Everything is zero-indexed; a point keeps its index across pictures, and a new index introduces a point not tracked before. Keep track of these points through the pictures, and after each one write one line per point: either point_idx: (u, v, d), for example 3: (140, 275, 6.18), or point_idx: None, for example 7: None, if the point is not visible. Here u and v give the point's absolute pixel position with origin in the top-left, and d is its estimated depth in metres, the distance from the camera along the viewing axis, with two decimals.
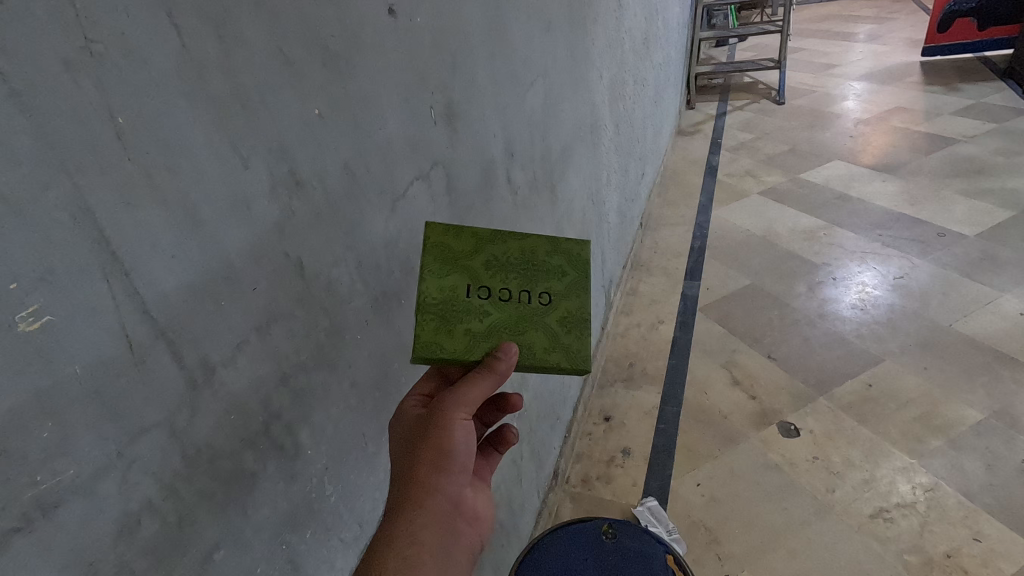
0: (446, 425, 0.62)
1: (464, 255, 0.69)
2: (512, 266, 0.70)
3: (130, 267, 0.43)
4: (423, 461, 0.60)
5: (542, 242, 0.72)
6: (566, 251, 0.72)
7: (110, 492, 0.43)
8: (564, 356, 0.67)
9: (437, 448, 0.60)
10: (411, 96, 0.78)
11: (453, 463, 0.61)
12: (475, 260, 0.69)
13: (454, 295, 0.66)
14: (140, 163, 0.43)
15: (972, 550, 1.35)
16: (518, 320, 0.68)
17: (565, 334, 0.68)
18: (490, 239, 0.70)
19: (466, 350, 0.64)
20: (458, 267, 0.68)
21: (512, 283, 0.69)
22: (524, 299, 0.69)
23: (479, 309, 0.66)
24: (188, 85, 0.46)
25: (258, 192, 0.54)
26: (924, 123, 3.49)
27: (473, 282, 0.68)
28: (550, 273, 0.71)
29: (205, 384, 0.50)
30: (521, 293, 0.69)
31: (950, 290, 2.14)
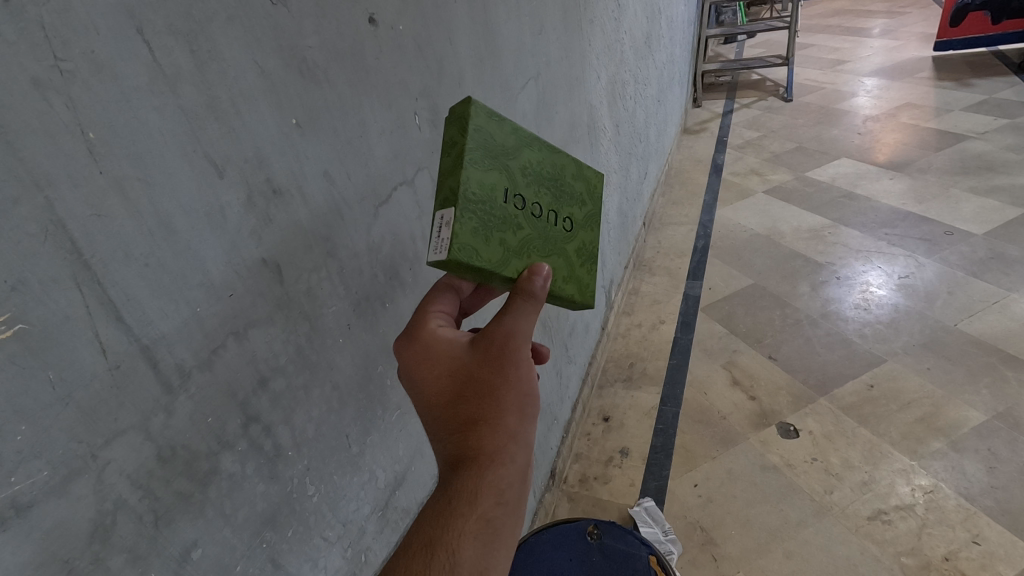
0: (523, 364, 0.58)
1: (505, 152, 0.65)
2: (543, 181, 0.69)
3: (103, 276, 0.45)
4: (507, 412, 0.56)
5: (568, 165, 0.74)
6: (585, 180, 0.76)
7: (84, 492, 0.45)
8: (575, 288, 0.72)
9: (520, 392, 0.57)
10: (394, 102, 0.79)
11: (531, 408, 0.58)
12: (513, 162, 0.65)
13: (493, 194, 0.62)
14: (112, 176, 0.45)
15: (971, 553, 1.34)
16: (549, 242, 0.69)
17: (578, 268, 0.73)
18: (526, 143, 0.68)
19: (501, 263, 0.61)
20: (500, 165, 0.63)
21: (544, 203, 0.69)
22: (550, 221, 0.69)
23: (518, 226, 0.64)
24: (160, 99, 0.48)
25: (235, 200, 0.56)
26: (934, 119, 3.44)
27: (512, 189, 0.64)
28: (573, 199, 0.74)
29: (181, 388, 0.52)
30: (550, 213, 0.70)
31: (956, 290, 2.12)
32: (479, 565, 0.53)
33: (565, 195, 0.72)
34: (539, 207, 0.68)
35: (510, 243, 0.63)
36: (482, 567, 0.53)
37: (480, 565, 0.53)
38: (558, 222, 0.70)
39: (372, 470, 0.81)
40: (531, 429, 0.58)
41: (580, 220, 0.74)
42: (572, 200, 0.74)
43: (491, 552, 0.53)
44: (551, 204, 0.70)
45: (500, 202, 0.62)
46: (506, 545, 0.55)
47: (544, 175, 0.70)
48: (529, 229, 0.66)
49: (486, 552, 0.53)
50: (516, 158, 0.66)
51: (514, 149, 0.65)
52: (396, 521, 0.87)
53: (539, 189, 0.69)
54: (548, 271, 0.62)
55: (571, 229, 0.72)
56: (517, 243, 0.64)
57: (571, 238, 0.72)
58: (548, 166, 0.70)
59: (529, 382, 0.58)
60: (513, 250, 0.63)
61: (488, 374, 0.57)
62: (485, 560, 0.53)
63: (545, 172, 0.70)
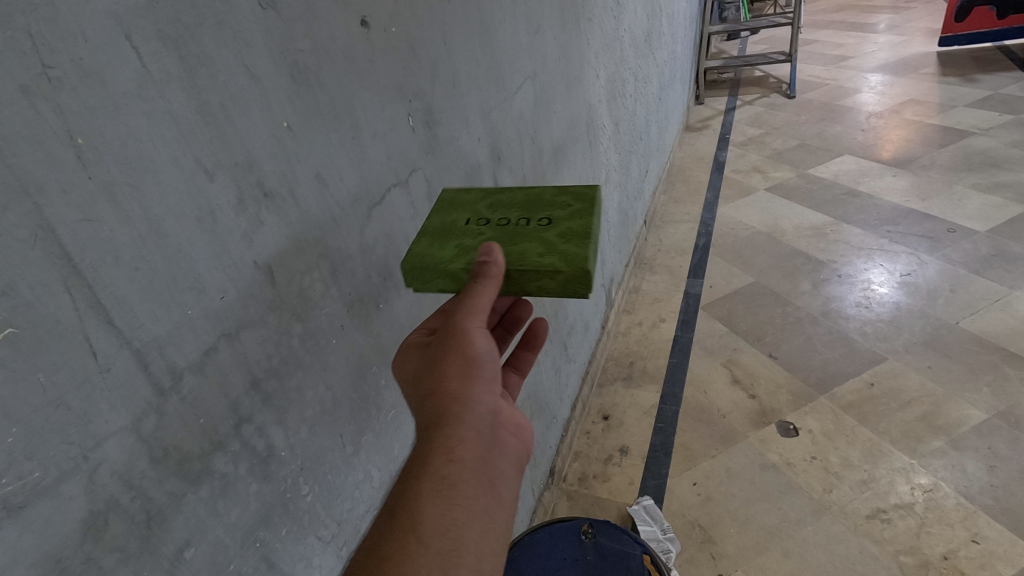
0: (467, 333, 0.62)
1: (475, 202, 0.80)
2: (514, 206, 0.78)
3: (93, 279, 0.45)
4: (453, 378, 0.59)
5: (548, 191, 0.80)
6: (571, 193, 0.79)
7: (75, 493, 0.45)
8: (560, 258, 0.66)
9: (465, 359, 0.61)
10: (387, 104, 0.80)
11: (480, 373, 0.61)
12: (481, 205, 0.80)
13: (453, 224, 0.76)
14: (101, 181, 0.45)
15: (971, 552, 1.33)
16: (516, 235, 0.71)
17: (564, 246, 0.68)
18: (498, 193, 0.82)
19: (450, 257, 0.69)
20: (465, 210, 0.79)
21: (513, 216, 0.76)
22: (519, 223, 0.74)
23: (477, 233, 0.73)
24: (149, 104, 0.48)
25: (226, 203, 0.56)
26: (938, 115, 3.42)
27: (476, 219, 0.77)
28: (553, 207, 0.76)
29: (173, 389, 0.52)
30: (521, 221, 0.74)
31: (959, 288, 2.10)
32: (441, 523, 0.53)
33: (540, 207, 0.77)
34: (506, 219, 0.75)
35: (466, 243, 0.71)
36: (445, 526, 0.53)
37: (443, 524, 0.53)
38: (529, 223, 0.74)
39: (366, 470, 0.81)
40: (486, 393, 0.60)
41: (564, 216, 0.74)
42: (550, 208, 0.76)
43: (454, 511, 0.54)
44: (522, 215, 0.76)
45: (458, 226, 0.76)
46: (472, 506, 0.55)
47: (514, 203, 0.79)
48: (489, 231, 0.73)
49: (447, 510, 0.54)
50: (483, 202, 0.81)
51: (481, 199, 0.82)
52: None
53: (507, 211, 0.77)
54: (496, 248, 0.65)
55: (546, 223, 0.73)
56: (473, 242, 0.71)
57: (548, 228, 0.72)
58: (519, 197, 0.80)
59: (476, 349, 0.61)
60: (467, 245, 0.71)
61: (435, 351, 0.62)
62: (447, 518, 0.53)
63: (516, 201, 0.79)
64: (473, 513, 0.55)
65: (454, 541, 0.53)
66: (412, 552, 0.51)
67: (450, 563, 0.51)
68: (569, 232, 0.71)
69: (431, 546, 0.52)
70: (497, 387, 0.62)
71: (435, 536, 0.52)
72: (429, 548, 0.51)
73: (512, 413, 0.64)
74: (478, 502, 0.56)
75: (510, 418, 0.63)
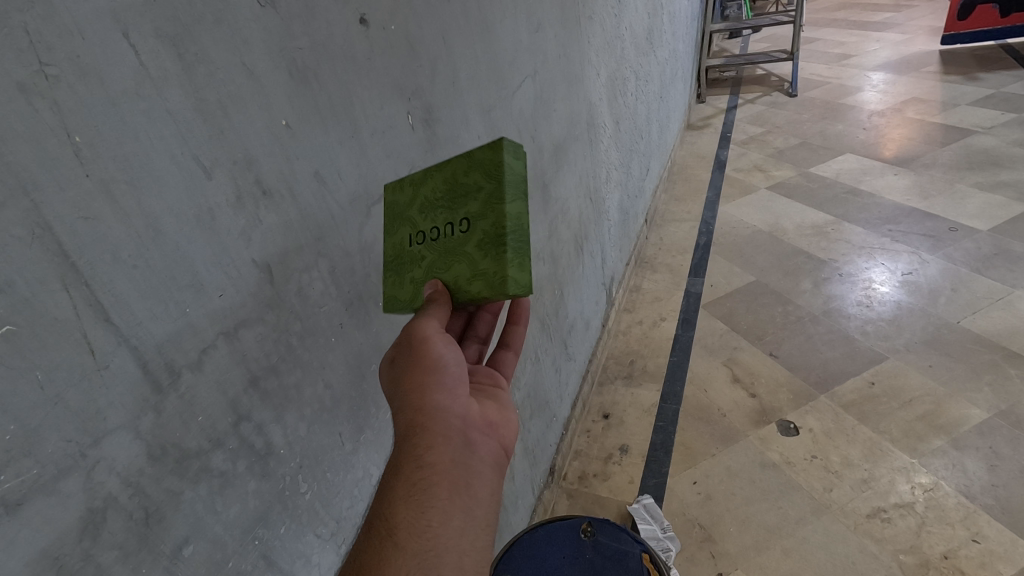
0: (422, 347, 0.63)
1: (407, 204, 0.71)
2: (438, 199, 0.68)
3: (91, 278, 0.45)
4: (413, 391, 0.61)
5: (459, 162, 0.66)
6: (480, 162, 0.65)
7: (73, 491, 0.45)
8: (484, 285, 0.63)
9: (423, 370, 0.62)
10: (386, 102, 0.80)
11: (439, 381, 0.62)
12: (412, 208, 0.70)
13: (401, 247, 0.71)
14: (99, 179, 0.45)
15: (971, 551, 1.33)
16: (446, 255, 0.66)
17: (485, 262, 0.63)
18: (422, 181, 0.70)
19: (413, 299, 0.68)
20: (404, 220, 0.71)
21: (440, 217, 0.67)
22: (446, 232, 0.66)
23: (419, 259, 0.68)
24: (146, 102, 0.48)
25: (224, 201, 0.56)
26: (941, 113, 3.41)
27: (414, 233, 0.70)
28: (468, 194, 0.65)
29: (171, 387, 0.52)
30: (446, 226, 0.66)
31: (960, 287, 2.10)
32: (415, 526, 0.56)
33: (459, 192, 0.66)
34: (435, 227, 0.67)
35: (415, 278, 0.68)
36: (421, 529, 0.56)
37: (419, 527, 0.56)
38: (455, 229, 0.66)
39: (365, 468, 0.81)
40: (449, 400, 0.62)
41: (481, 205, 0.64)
42: (466, 196, 0.65)
43: (428, 513, 0.56)
44: (448, 215, 0.67)
45: (403, 253, 0.70)
46: (449, 505, 0.57)
47: (438, 195, 0.68)
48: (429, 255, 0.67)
49: (422, 514, 0.56)
50: (414, 200, 0.70)
51: (411, 196, 0.71)
52: None
53: (434, 210, 0.68)
54: (434, 285, 0.65)
55: (470, 225, 0.65)
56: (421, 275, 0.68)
57: (473, 234, 0.64)
58: (440, 182, 0.68)
59: (434, 358, 0.63)
60: (418, 283, 0.67)
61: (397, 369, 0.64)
62: (423, 520, 0.56)
63: (438, 190, 0.68)
64: (450, 513, 0.57)
65: (432, 542, 0.55)
66: (391, 558, 0.54)
67: (429, 563, 0.54)
68: (493, 232, 0.63)
69: (410, 550, 0.54)
70: (462, 391, 0.64)
71: (411, 539, 0.55)
72: (407, 552, 0.54)
73: (485, 412, 0.66)
74: (454, 501, 0.58)
75: (482, 418, 0.65)
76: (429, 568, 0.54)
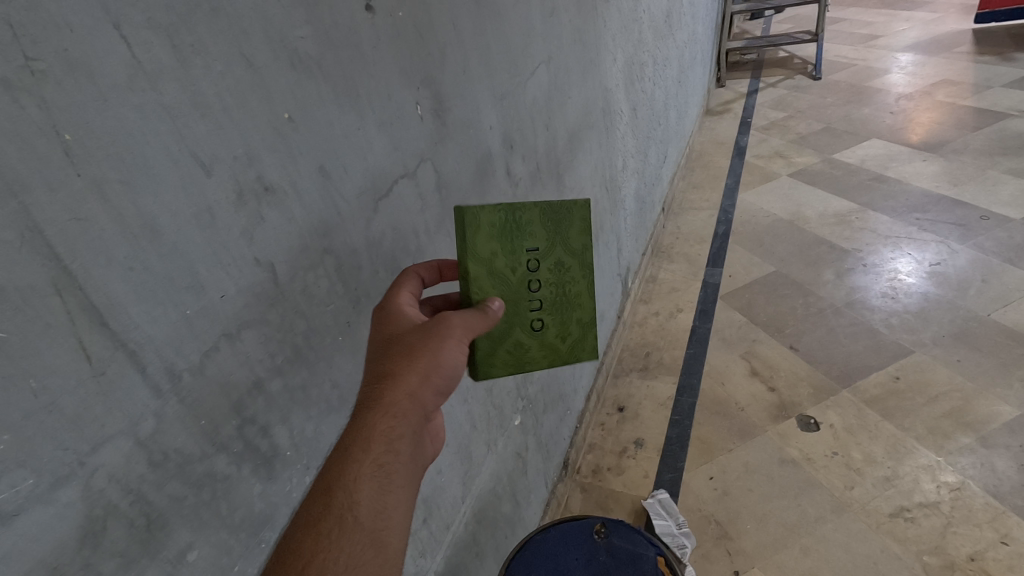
0: (441, 346, 0.62)
1: (565, 244, 0.79)
2: (559, 288, 0.80)
3: (85, 281, 0.44)
4: (413, 380, 0.60)
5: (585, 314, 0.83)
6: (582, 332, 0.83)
7: (72, 499, 0.44)
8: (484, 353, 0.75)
9: (429, 368, 0.61)
10: (393, 93, 0.77)
11: (436, 384, 0.62)
12: (558, 253, 0.79)
13: (524, 236, 0.75)
14: (91, 178, 0.44)
15: (999, 553, 1.29)
16: (512, 307, 0.76)
17: (499, 351, 0.76)
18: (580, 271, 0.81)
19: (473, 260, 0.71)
20: (548, 240, 0.78)
21: (542, 292, 0.78)
22: (528, 307, 0.77)
23: (511, 265, 0.74)
24: (140, 96, 0.46)
25: (224, 199, 0.54)
26: (973, 96, 3.28)
27: (540, 255, 0.77)
28: (560, 324, 0.81)
29: (171, 391, 0.51)
30: (533, 300, 0.78)
31: (991, 278, 2.02)
32: (376, 506, 0.56)
33: (554, 314, 0.80)
34: (528, 286, 0.77)
35: (499, 265, 0.73)
36: (379, 509, 0.56)
37: (378, 507, 0.56)
38: (525, 312, 0.77)
39: None
40: (431, 399, 0.62)
41: (543, 340, 0.79)
42: (557, 321, 0.80)
43: (387, 495, 0.57)
44: (539, 300, 0.78)
45: (517, 245, 0.75)
46: (403, 494, 0.58)
47: (557, 283, 0.79)
48: (509, 284, 0.75)
49: (381, 496, 0.57)
50: (568, 257, 0.80)
51: (569, 249, 0.80)
52: None
53: (546, 283, 0.78)
54: (496, 305, 0.70)
55: (528, 335, 0.78)
56: (496, 274, 0.73)
57: (526, 333, 0.78)
58: (574, 285, 0.81)
59: (444, 365, 0.62)
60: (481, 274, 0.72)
61: (390, 352, 0.62)
62: (380, 502, 0.56)
63: (563, 286, 0.80)
64: (403, 502, 0.58)
65: (385, 523, 0.56)
66: (349, 530, 0.54)
67: (379, 543, 0.55)
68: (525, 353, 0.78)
69: (365, 527, 0.55)
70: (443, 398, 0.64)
71: (371, 519, 0.56)
72: (362, 528, 0.55)
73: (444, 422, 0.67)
74: (409, 492, 0.59)
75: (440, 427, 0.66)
76: (379, 548, 0.55)
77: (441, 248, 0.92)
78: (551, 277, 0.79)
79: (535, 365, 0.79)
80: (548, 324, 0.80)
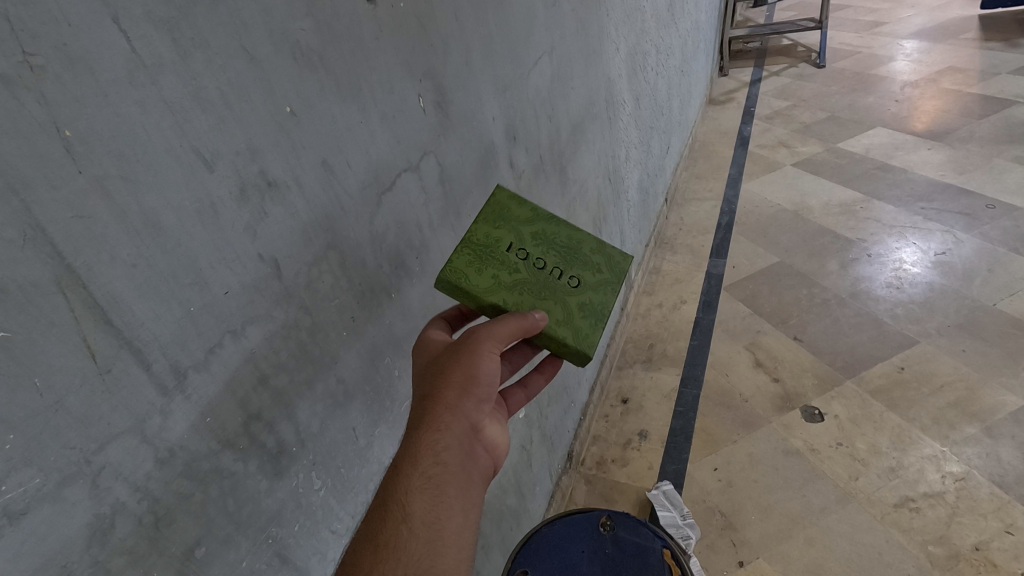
0: (474, 357, 0.66)
1: (520, 219, 0.81)
2: (556, 244, 0.81)
3: (89, 280, 0.44)
4: (451, 393, 0.64)
5: (589, 241, 0.84)
6: (606, 254, 0.84)
7: (79, 497, 0.44)
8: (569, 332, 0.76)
9: (466, 381, 0.65)
10: (396, 85, 0.76)
11: (475, 393, 0.66)
12: (528, 226, 0.81)
13: (497, 243, 0.78)
14: (93, 176, 0.43)
15: (1004, 543, 1.29)
16: (545, 290, 0.77)
17: (578, 319, 0.77)
18: (550, 218, 0.83)
19: (486, 292, 0.73)
20: (509, 226, 0.80)
21: (551, 261, 0.80)
22: (554, 277, 0.79)
23: (513, 265, 0.77)
24: (141, 92, 0.46)
25: (227, 195, 0.54)
26: (979, 83, 3.25)
27: (518, 243, 0.79)
28: (586, 265, 0.82)
29: (177, 389, 0.51)
30: (554, 270, 0.79)
31: (997, 267, 2.01)
32: (427, 515, 0.59)
33: (573, 263, 0.81)
34: (539, 268, 0.78)
35: (507, 280, 0.75)
36: (432, 519, 0.60)
37: (431, 517, 0.60)
38: (558, 282, 0.78)
39: (380, 461, 0.80)
40: (473, 410, 0.66)
41: (592, 284, 0.80)
42: (582, 265, 0.82)
43: (440, 504, 0.60)
44: (557, 268, 0.79)
45: (500, 253, 0.77)
46: (453, 501, 0.62)
47: (550, 245, 0.81)
48: (528, 281, 0.76)
49: (432, 505, 0.60)
50: (534, 220, 0.82)
51: (529, 217, 0.81)
52: None
53: (545, 253, 0.80)
54: (540, 316, 0.71)
55: (577, 293, 0.79)
56: (512, 284, 0.75)
57: (580, 294, 0.79)
58: (559, 234, 0.82)
59: (480, 376, 0.66)
60: (504, 290, 0.75)
61: (431, 375, 0.67)
62: (433, 510, 0.60)
63: (556, 242, 0.81)
64: (455, 510, 0.62)
65: (440, 532, 0.59)
66: (406, 541, 0.58)
67: (436, 549, 0.58)
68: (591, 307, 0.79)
69: (420, 536, 0.58)
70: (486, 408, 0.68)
71: (425, 527, 0.59)
72: (418, 536, 0.58)
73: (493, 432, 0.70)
74: (459, 499, 0.62)
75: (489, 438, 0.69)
76: (435, 556, 0.58)
77: (445, 242, 0.91)
78: (541, 245, 0.80)
79: (610, 302, 0.80)
80: (581, 273, 0.81)
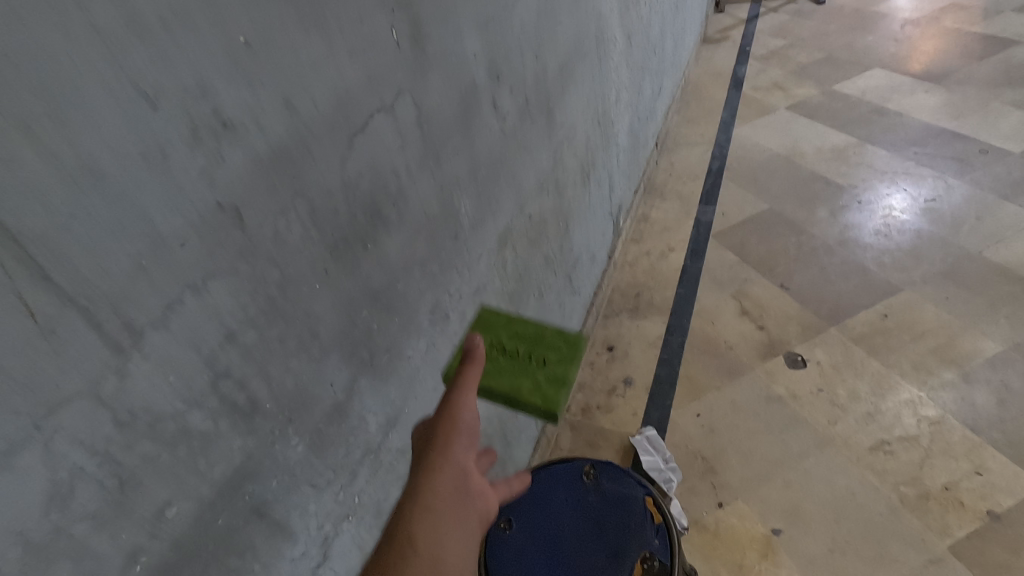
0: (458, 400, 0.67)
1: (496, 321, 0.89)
2: (525, 333, 0.87)
3: (21, 232, 0.39)
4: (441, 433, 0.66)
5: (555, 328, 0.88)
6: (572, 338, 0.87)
7: (32, 464, 0.42)
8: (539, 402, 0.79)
9: (453, 422, 0.66)
10: (365, 16, 0.69)
11: (462, 428, 0.67)
12: (501, 326, 0.88)
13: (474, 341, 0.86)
14: (14, 115, 0.38)
15: (972, 483, 1.34)
16: (515, 370, 0.82)
17: (546, 389, 0.80)
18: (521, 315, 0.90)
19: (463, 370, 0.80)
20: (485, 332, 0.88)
21: (521, 348, 0.85)
22: (524, 360, 0.83)
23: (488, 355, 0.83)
24: (65, 17, 0.40)
25: (176, 137, 0.49)
26: (982, 22, 3.14)
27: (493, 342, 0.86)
28: (551, 346, 0.85)
29: (134, 348, 0.48)
30: (524, 356, 0.84)
31: (985, 214, 2.00)
32: (427, 540, 0.61)
33: (540, 345, 0.85)
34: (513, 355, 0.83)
35: (485, 373, 0.81)
36: (432, 546, 0.61)
37: (430, 541, 0.61)
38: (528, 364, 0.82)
39: (361, 416, 0.78)
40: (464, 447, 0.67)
41: (559, 362, 0.84)
42: (550, 346, 0.85)
43: (438, 531, 0.61)
44: (529, 351, 0.84)
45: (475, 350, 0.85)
46: (451, 528, 0.62)
47: (522, 337, 0.87)
48: (505, 368, 0.82)
49: (430, 529, 0.61)
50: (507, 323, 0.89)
51: (506, 322, 0.89)
52: (391, 463, 0.86)
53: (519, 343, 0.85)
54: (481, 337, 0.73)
55: (545, 371, 0.82)
56: (490, 375, 0.81)
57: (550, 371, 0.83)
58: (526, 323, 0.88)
59: (466, 415, 0.67)
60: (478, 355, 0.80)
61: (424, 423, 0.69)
62: (431, 537, 0.61)
63: (526, 333, 0.87)
64: (452, 535, 0.62)
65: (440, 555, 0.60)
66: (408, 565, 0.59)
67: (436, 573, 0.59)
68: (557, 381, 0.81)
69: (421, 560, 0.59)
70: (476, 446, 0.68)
71: (424, 552, 0.60)
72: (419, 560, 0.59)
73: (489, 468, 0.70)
74: (457, 525, 0.63)
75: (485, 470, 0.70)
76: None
77: (424, 190, 0.86)
78: (516, 338, 0.86)
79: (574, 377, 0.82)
80: (552, 352, 0.85)
